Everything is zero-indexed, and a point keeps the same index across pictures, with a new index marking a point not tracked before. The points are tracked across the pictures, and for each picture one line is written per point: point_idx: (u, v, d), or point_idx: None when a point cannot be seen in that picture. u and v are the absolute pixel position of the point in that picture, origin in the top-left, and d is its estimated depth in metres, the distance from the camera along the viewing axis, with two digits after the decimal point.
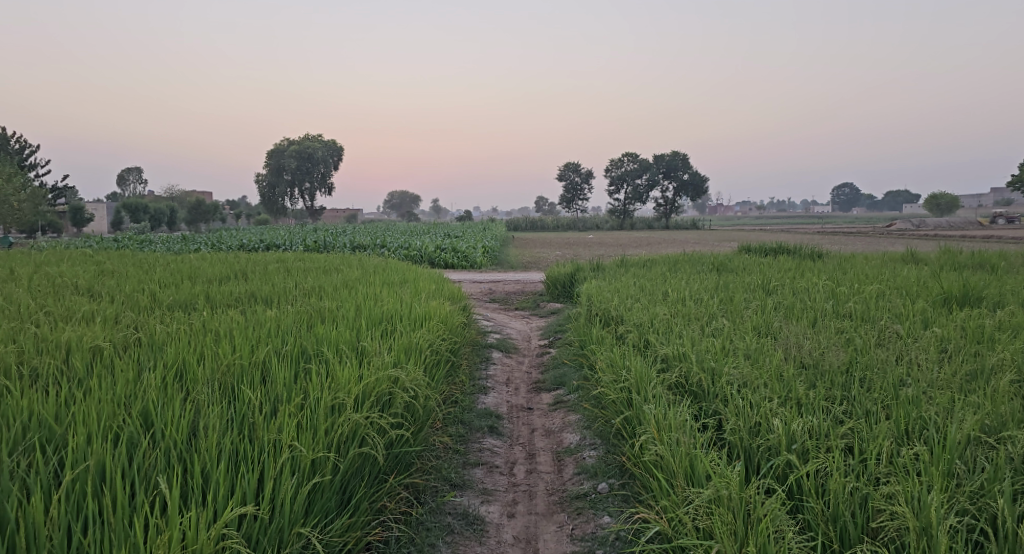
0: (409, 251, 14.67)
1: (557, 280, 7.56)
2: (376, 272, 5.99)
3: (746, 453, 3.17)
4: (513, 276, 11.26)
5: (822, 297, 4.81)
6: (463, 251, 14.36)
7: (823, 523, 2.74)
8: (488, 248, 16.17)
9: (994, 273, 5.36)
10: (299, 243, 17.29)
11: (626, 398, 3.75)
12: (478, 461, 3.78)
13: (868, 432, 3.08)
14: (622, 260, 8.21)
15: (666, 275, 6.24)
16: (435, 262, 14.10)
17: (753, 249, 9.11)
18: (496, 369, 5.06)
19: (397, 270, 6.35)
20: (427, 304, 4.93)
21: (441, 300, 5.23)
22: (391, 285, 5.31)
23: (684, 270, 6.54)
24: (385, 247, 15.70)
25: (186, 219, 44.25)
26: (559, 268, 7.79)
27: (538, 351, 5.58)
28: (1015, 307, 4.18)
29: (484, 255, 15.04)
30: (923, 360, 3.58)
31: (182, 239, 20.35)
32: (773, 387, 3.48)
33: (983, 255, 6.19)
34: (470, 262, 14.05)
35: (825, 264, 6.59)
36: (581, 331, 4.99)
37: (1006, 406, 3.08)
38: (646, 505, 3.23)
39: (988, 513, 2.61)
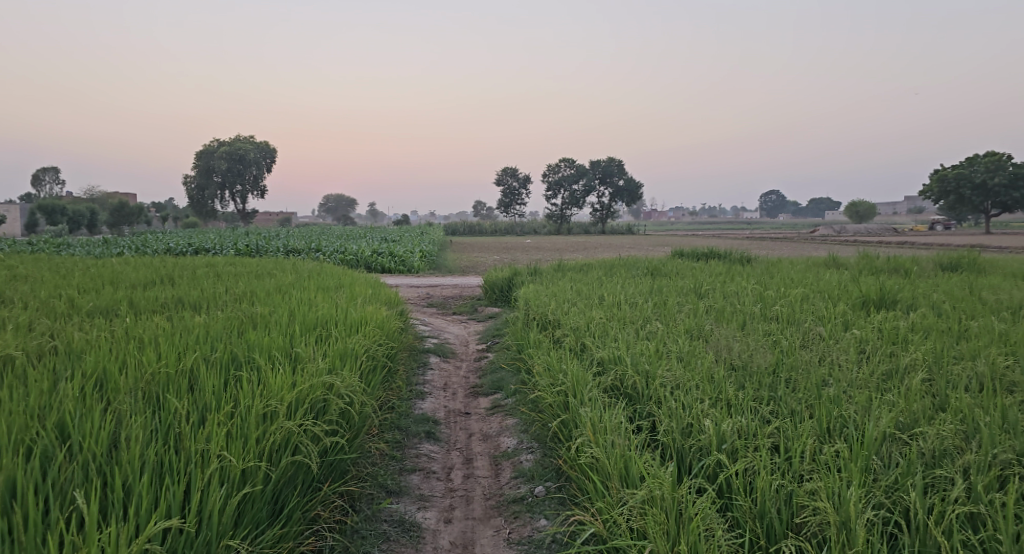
0: (345, 255, 14.45)
1: (497, 285, 7.55)
2: (311, 277, 5.86)
3: (679, 454, 3.26)
4: (453, 280, 11.22)
5: (750, 301, 4.96)
6: (401, 256, 14.22)
7: (751, 520, 2.85)
8: (428, 252, 16.07)
9: (907, 277, 5.65)
10: (230, 247, 16.86)
11: (562, 401, 3.78)
12: (415, 467, 3.73)
13: (793, 431, 3.20)
14: (559, 262, 8.27)
15: (602, 280, 6.32)
16: (372, 267, 13.98)
17: (686, 254, 9.33)
18: (435, 375, 5.02)
19: (334, 275, 6.23)
20: (362, 309, 4.85)
21: (378, 305, 5.16)
22: (327, 291, 5.20)
23: (620, 274, 6.63)
24: (320, 251, 15.45)
25: (109, 221, 42.48)
26: (498, 273, 7.80)
27: (476, 355, 5.56)
28: (926, 309, 4.41)
29: (423, 259, 14.95)
30: (844, 360, 3.72)
31: (104, 241, 19.58)
32: (704, 389, 3.57)
33: (897, 260, 6.54)
34: (407, 265, 13.89)
35: (753, 268, 6.81)
36: (519, 335, 4.99)
37: (919, 404, 3.23)
38: (583, 508, 3.27)
39: (902, 506, 2.76)
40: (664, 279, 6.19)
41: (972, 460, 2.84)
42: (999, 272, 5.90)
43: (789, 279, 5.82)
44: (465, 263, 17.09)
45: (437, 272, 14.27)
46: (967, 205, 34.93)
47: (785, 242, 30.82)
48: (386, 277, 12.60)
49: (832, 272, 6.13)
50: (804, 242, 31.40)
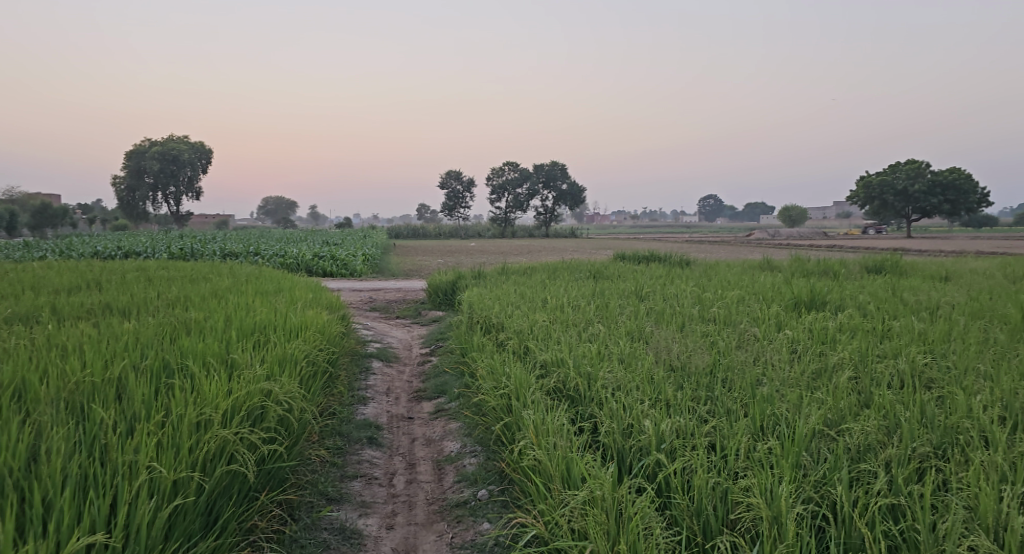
0: (285, 257, 14.16)
1: (442, 289, 7.51)
2: (249, 281, 5.72)
3: (620, 454, 3.32)
4: (395, 283, 11.09)
5: (689, 303, 5.08)
6: (343, 259, 14.06)
7: (688, 518, 2.92)
8: (372, 256, 15.90)
9: (836, 279, 5.88)
10: (163, 250, 16.32)
11: (505, 404, 3.78)
12: (357, 473, 3.68)
13: (729, 429, 3.29)
14: (503, 265, 8.28)
15: (546, 283, 6.36)
16: (312, 271, 13.75)
17: (627, 257, 9.48)
18: (378, 380, 4.96)
19: (273, 279, 6.09)
20: (302, 314, 4.76)
21: (319, 309, 5.07)
22: (265, 295, 5.09)
23: (563, 277, 6.69)
24: (259, 255, 15.11)
25: (32, 222, 40.44)
26: (442, 276, 7.77)
27: (420, 359, 5.53)
28: (853, 310, 4.60)
29: (367, 262, 14.79)
30: (777, 360, 3.84)
31: (27, 244, 18.71)
32: (644, 390, 3.63)
33: (826, 262, 6.80)
34: (350, 269, 13.73)
35: (692, 271, 6.97)
36: (463, 339, 4.98)
37: (846, 401, 3.37)
38: (526, 510, 3.29)
39: (829, 500, 2.87)
40: (607, 282, 6.28)
41: (894, 454, 2.97)
42: (920, 274, 6.22)
43: (726, 281, 5.98)
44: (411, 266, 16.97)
45: (382, 275, 14.08)
46: (891, 211, 36.69)
47: (728, 245, 31.67)
48: (328, 280, 12.37)
49: (766, 274, 6.33)
50: (746, 245, 32.33)
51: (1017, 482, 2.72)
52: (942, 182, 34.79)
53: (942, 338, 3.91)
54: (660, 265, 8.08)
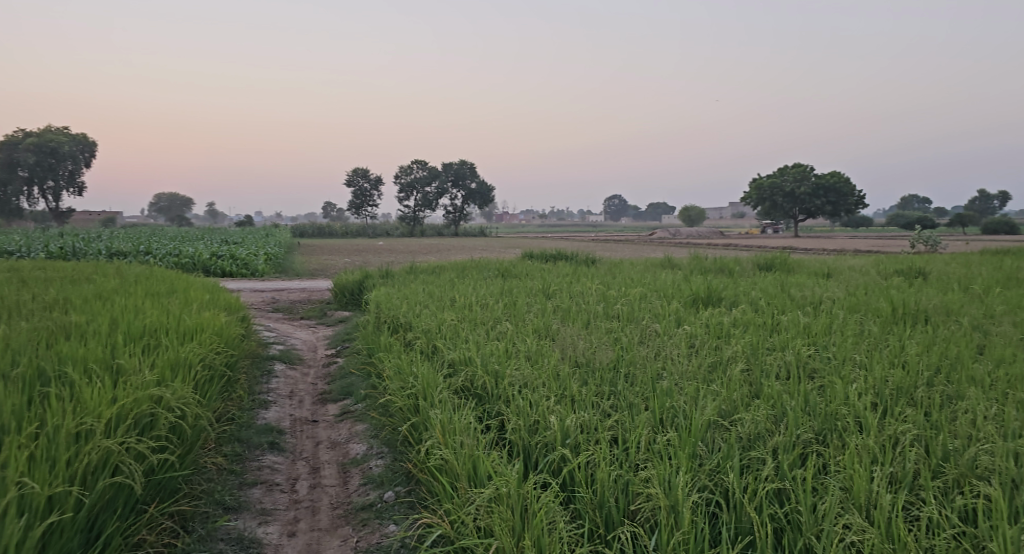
0: (179, 257, 13.49)
1: (349, 288, 7.37)
2: (139, 282, 5.41)
3: (526, 451, 3.35)
4: (299, 284, 10.74)
5: (594, 300, 5.20)
6: (244, 259, 13.56)
7: (591, 510, 2.98)
8: (274, 256, 15.39)
9: (730, 276, 6.17)
10: (41, 248, 15.17)
11: (412, 404, 3.75)
12: (257, 480, 3.56)
13: (630, 423, 3.39)
14: (411, 264, 8.20)
15: (454, 281, 6.36)
16: (209, 270, 13.18)
17: (535, 255, 9.59)
18: (280, 383, 4.80)
19: (166, 279, 5.78)
20: (198, 316, 4.56)
21: (217, 311, 4.86)
22: (156, 297, 4.82)
23: (472, 276, 6.72)
24: (149, 254, 14.33)
25: None
26: (349, 276, 7.63)
27: (325, 361, 5.41)
28: (745, 305, 4.83)
29: (268, 262, 14.32)
30: (676, 354, 3.99)
31: None
32: (550, 386, 3.69)
33: (722, 260, 7.12)
34: (251, 269, 13.28)
35: (597, 269, 7.14)
36: (369, 338, 4.90)
37: (738, 392, 3.53)
38: (432, 511, 3.27)
39: (722, 487, 3.00)
40: (516, 280, 6.34)
41: (781, 441, 3.14)
42: (807, 271, 6.62)
43: (629, 279, 6.16)
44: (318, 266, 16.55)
45: (288, 275, 13.60)
46: (781, 211, 38.90)
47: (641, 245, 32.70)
48: (228, 281, 11.82)
49: (667, 272, 6.57)
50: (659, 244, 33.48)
51: (886, 463, 2.93)
52: (827, 186, 37.24)
53: (824, 331, 4.17)
54: (568, 263, 8.23)
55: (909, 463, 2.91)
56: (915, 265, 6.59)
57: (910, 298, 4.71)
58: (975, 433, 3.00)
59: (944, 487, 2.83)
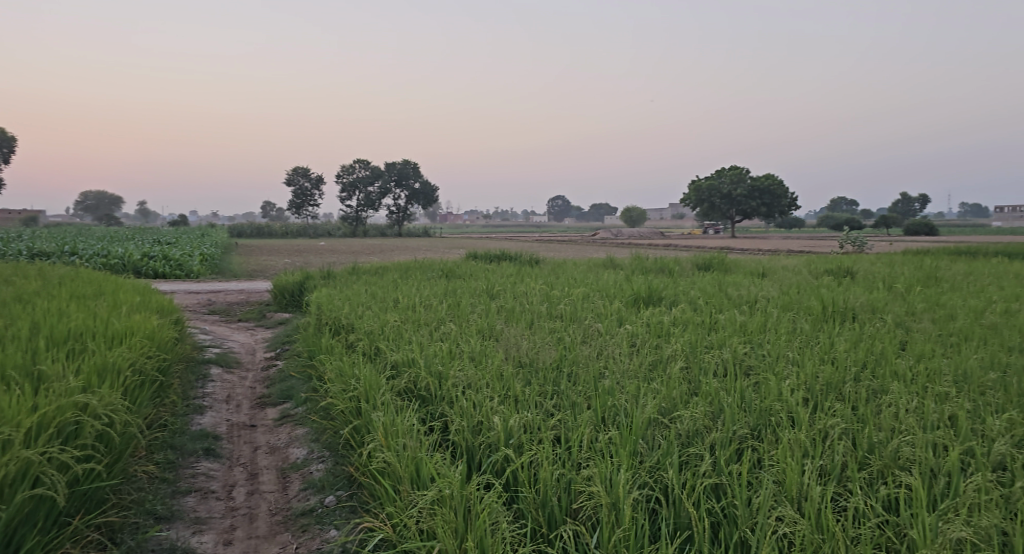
0: (108, 258, 12.94)
1: (289, 290, 7.22)
2: (64, 285, 5.17)
3: (469, 452, 3.35)
4: (238, 285, 10.45)
5: (537, 300, 5.23)
6: (178, 260, 13.13)
7: (534, 510, 2.99)
8: (211, 256, 14.94)
9: (670, 276, 6.31)
10: None
11: (354, 407, 3.70)
12: (191, 488, 3.44)
13: (573, 422, 3.42)
14: (354, 264, 8.09)
15: (398, 282, 6.31)
16: (140, 272, 12.70)
17: (480, 256, 9.60)
18: (217, 387, 4.66)
19: (93, 281, 5.54)
20: (127, 319, 4.38)
21: (149, 314, 4.69)
22: (83, 300, 4.62)
23: (416, 276, 6.68)
24: (75, 255, 13.70)
25: None
26: (289, 277, 7.48)
27: (264, 364, 5.28)
28: (684, 304, 4.95)
29: (205, 263, 13.90)
30: (618, 353, 4.05)
31: None
32: (493, 387, 3.69)
33: (663, 260, 7.27)
34: (186, 270, 12.86)
35: (541, 270, 7.19)
36: (310, 341, 4.81)
37: (678, 389, 3.61)
38: (374, 514, 3.22)
39: (662, 483, 3.06)
40: (460, 281, 6.33)
41: (718, 437, 3.22)
42: (743, 271, 6.83)
43: (572, 279, 6.23)
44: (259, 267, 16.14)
45: (227, 277, 13.22)
46: (717, 211, 40.02)
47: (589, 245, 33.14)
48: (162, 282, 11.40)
49: (608, 272, 6.66)
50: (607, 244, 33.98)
51: (817, 456, 3.04)
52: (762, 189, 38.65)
53: (759, 329, 4.30)
54: (513, 264, 8.27)
55: (837, 456, 3.02)
56: (846, 265, 6.86)
57: (839, 297, 4.90)
58: (898, 425, 3.14)
59: (869, 478, 2.95)
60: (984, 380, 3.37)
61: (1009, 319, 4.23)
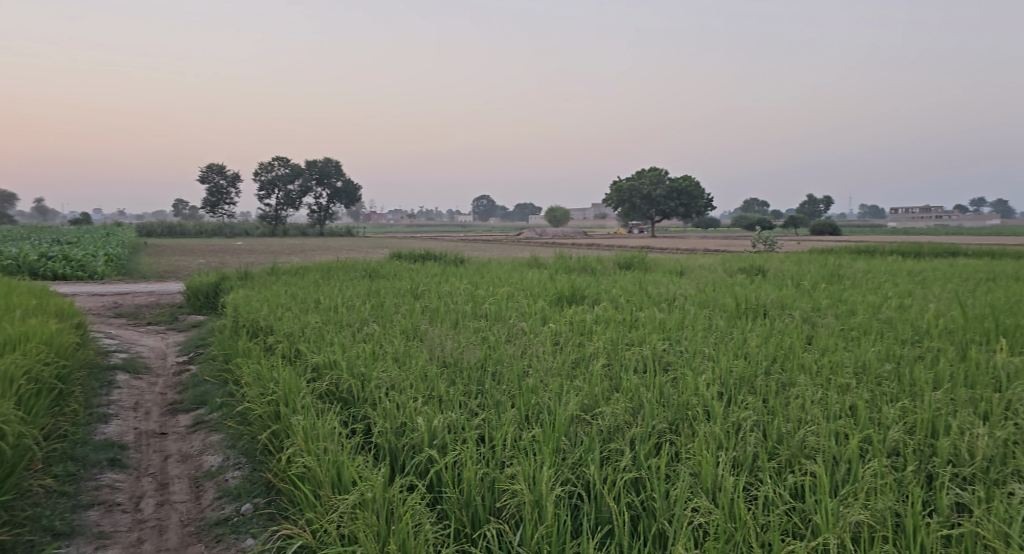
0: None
1: (204, 292, 6.95)
2: None
3: (392, 454, 3.31)
4: (146, 287, 10.00)
5: (462, 300, 5.23)
6: (82, 262, 12.41)
7: (458, 510, 2.98)
8: (119, 258, 14.19)
9: (593, 275, 6.43)
10: None
11: (272, 411, 3.59)
12: (94, 501, 3.26)
13: (497, 420, 3.43)
14: (274, 265, 7.87)
15: (319, 282, 6.18)
16: (38, 274, 11.92)
17: (404, 256, 9.50)
18: (123, 394, 4.43)
19: None
20: (22, 325, 4.11)
21: (47, 318, 4.41)
22: None
23: (338, 276, 6.56)
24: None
25: None
26: (203, 278, 7.20)
27: (176, 369, 5.06)
28: (606, 302, 5.05)
29: (112, 264, 13.19)
30: (541, 352, 4.09)
31: None
32: (417, 387, 3.67)
33: (586, 259, 7.40)
34: (89, 272, 12.17)
35: (466, 269, 7.19)
36: (226, 344, 4.65)
37: (599, 386, 3.68)
38: (293, 521, 3.13)
39: (584, 479, 3.10)
40: (383, 281, 6.25)
41: (638, 432, 3.30)
42: (662, 269, 7.03)
43: (497, 278, 6.26)
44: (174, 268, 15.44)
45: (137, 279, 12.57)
46: (636, 212, 41.11)
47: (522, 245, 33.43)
48: (59, 285, 10.73)
49: (533, 271, 6.73)
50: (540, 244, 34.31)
51: (730, 448, 3.15)
52: (677, 190, 40.08)
53: (677, 326, 4.43)
54: (437, 263, 8.24)
55: (749, 447, 3.14)
56: (758, 263, 7.17)
57: (751, 294, 5.12)
58: (804, 415, 3.29)
59: (779, 467, 3.08)
60: (880, 370, 3.59)
61: (903, 314, 4.52)
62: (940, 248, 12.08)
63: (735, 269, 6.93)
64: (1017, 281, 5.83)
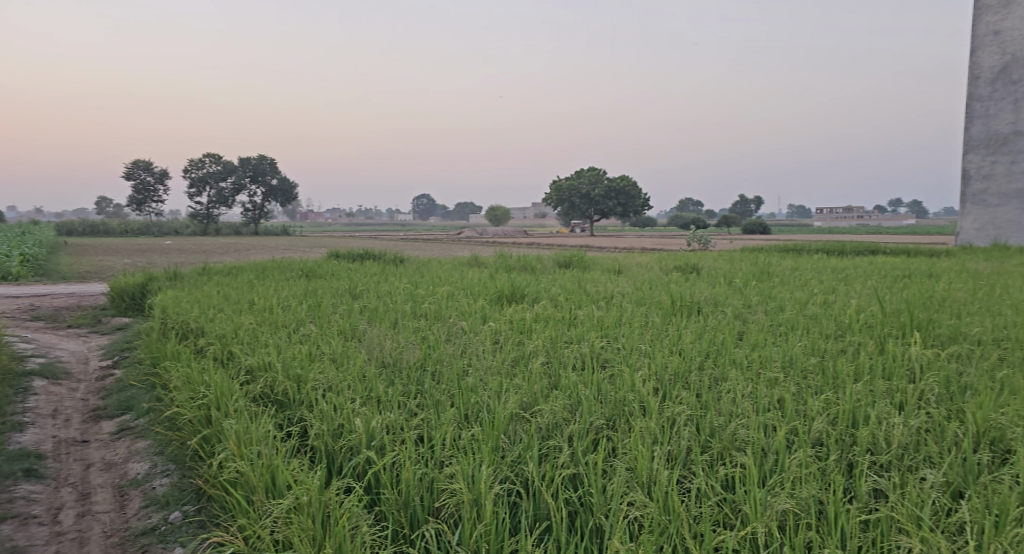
0: None
1: (130, 294, 6.68)
2: None
3: (329, 456, 3.25)
4: (65, 289, 9.52)
5: (402, 299, 5.20)
6: None
7: (396, 511, 2.94)
8: (37, 258, 13.47)
9: (533, 274, 6.48)
10: None
11: (203, 416, 3.48)
12: (8, 515, 3.09)
13: (436, 420, 3.42)
14: (206, 266, 7.63)
15: (253, 283, 6.03)
16: None
17: (342, 255, 9.35)
18: (41, 402, 4.21)
19: None
20: None
21: None
22: None
23: (274, 276, 6.42)
24: None
25: None
26: (129, 280, 6.91)
27: (99, 374, 4.85)
28: (545, 300, 5.10)
29: (29, 265, 12.51)
30: (481, 350, 4.10)
31: None
32: (355, 388, 3.62)
33: (526, 258, 7.45)
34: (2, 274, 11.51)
35: (406, 268, 7.14)
36: (153, 347, 4.48)
37: (538, 384, 3.70)
38: (224, 528, 3.04)
39: (523, 476, 3.12)
40: (321, 281, 6.15)
41: (576, 428, 3.33)
42: (601, 268, 7.14)
43: (437, 277, 6.23)
44: (99, 269, 14.76)
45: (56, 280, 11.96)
46: (575, 211, 41.64)
47: (469, 245, 33.38)
48: None
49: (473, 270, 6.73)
50: (487, 243, 34.33)
51: (665, 442, 3.21)
52: (616, 190, 40.85)
53: (614, 323, 4.50)
54: (376, 263, 8.14)
55: (683, 441, 3.21)
56: (694, 262, 7.37)
57: (686, 291, 5.25)
58: (735, 409, 3.39)
59: (711, 460, 3.16)
60: (806, 364, 3.74)
61: (827, 309, 4.72)
62: (863, 246, 12.66)
63: (671, 267, 7.09)
64: (931, 278, 6.17)
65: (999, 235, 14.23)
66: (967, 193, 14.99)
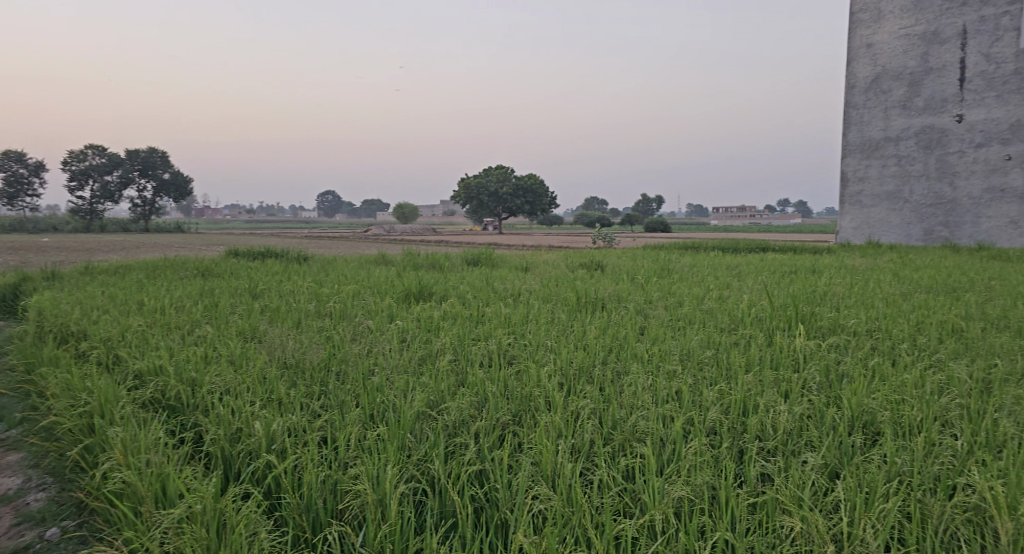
0: None
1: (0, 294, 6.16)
2: None
3: (226, 462, 3.11)
4: None
5: (305, 298, 5.06)
6: None
7: (297, 515, 2.85)
8: None
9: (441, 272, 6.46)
10: None
11: (86, 425, 3.26)
12: None
13: (341, 421, 3.34)
14: (89, 264, 7.14)
15: (142, 283, 5.70)
16: None
17: (242, 253, 8.98)
18: None
19: None
20: None
21: None
22: None
23: (166, 276, 6.09)
24: None
25: None
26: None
27: None
28: (452, 298, 5.10)
29: None
30: (388, 349, 4.05)
31: None
32: (254, 391, 3.49)
33: (435, 256, 7.40)
34: None
35: (312, 267, 6.96)
36: (28, 352, 4.16)
37: (445, 382, 3.69)
38: (108, 543, 2.85)
39: (429, 474, 3.09)
40: (218, 280, 5.89)
41: (482, 425, 3.35)
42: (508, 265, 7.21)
43: (343, 276, 6.11)
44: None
45: None
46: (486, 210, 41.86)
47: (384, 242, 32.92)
48: None
49: (381, 268, 6.65)
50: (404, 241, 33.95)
51: (569, 435, 3.27)
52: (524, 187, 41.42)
53: (521, 320, 4.56)
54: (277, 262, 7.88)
55: (586, 434, 3.28)
56: (599, 259, 7.56)
57: (591, 288, 5.38)
58: (637, 401, 3.50)
59: (613, 451, 3.25)
60: (703, 356, 3.91)
61: (722, 304, 4.96)
62: (755, 244, 13.32)
63: (576, 264, 7.25)
64: (814, 273, 6.62)
65: (874, 234, 15.40)
66: (847, 195, 16.11)
